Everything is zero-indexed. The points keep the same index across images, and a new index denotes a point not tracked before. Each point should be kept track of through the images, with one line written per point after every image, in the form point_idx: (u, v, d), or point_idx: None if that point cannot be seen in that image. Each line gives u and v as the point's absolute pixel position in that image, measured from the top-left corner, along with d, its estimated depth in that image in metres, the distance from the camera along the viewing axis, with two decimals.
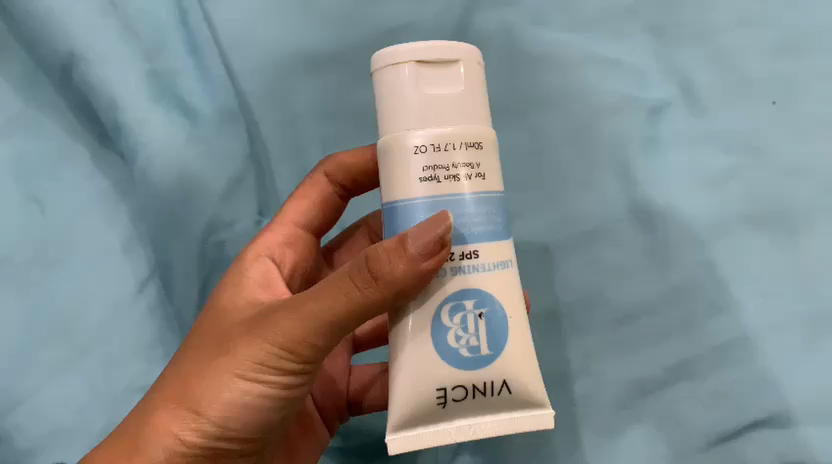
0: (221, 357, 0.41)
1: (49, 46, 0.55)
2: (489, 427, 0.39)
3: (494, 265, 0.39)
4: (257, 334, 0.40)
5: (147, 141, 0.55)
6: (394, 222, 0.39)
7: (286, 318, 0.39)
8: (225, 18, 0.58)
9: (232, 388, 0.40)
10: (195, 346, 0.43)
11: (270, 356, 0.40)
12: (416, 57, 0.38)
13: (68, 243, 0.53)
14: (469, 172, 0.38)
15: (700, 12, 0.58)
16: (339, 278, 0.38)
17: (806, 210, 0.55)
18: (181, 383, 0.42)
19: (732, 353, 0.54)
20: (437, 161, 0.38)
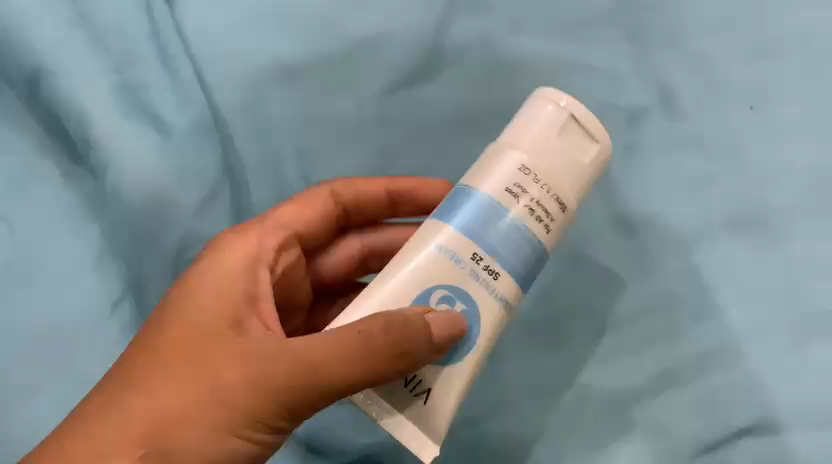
0: (204, 405, 0.40)
1: (15, 59, 0.55)
2: (402, 423, 0.44)
3: (492, 291, 0.44)
4: (265, 386, 0.41)
5: (117, 155, 0.54)
6: (455, 204, 0.44)
7: (303, 366, 0.40)
8: (197, 30, 0.57)
9: (225, 445, 0.40)
10: (177, 377, 0.41)
11: (278, 413, 0.41)
12: (572, 110, 0.45)
13: (36, 259, 0.53)
14: (533, 206, 0.44)
15: (676, 15, 0.58)
16: (375, 328, 0.41)
17: (786, 213, 0.54)
18: (161, 418, 0.40)
19: (716, 359, 0.52)
20: (524, 184, 0.44)
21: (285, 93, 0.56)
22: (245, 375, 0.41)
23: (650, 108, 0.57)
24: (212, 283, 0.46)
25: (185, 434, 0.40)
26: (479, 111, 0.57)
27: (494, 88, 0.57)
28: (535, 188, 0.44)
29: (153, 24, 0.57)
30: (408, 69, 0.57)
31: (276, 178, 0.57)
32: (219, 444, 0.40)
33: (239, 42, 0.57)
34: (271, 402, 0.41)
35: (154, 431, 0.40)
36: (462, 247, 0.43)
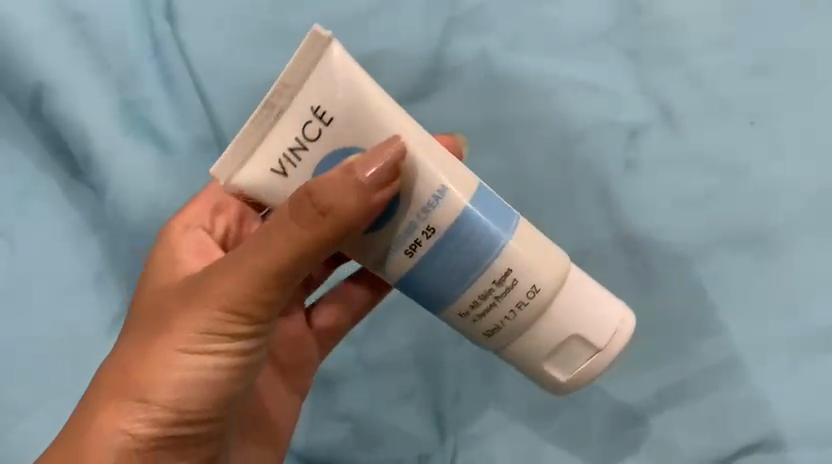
0: (156, 343, 0.41)
1: (19, 79, 0.55)
2: (255, 181, 0.39)
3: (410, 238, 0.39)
4: (196, 303, 0.41)
5: (121, 174, 0.54)
6: (491, 203, 0.40)
7: (226, 279, 0.40)
8: (197, 46, 0.56)
9: (180, 366, 0.40)
10: (131, 331, 0.43)
11: (215, 322, 0.40)
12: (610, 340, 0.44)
13: (40, 279, 0.53)
14: (494, 294, 0.40)
15: (674, 32, 0.58)
16: (283, 219, 0.38)
17: (787, 229, 0.54)
18: (123, 376, 0.41)
19: (721, 376, 0.53)
20: (520, 291, 0.41)
21: None
22: (182, 306, 0.41)
23: (651, 124, 0.57)
24: (186, 247, 0.48)
25: (148, 376, 0.41)
26: (481, 128, 0.58)
27: (494, 110, 0.58)
28: (515, 294, 0.41)
29: (154, 39, 0.56)
30: (408, 88, 0.58)
31: None
32: (183, 370, 0.40)
33: (240, 58, 0.56)
34: (213, 314, 0.40)
35: (126, 385, 0.41)
36: (447, 211, 0.39)
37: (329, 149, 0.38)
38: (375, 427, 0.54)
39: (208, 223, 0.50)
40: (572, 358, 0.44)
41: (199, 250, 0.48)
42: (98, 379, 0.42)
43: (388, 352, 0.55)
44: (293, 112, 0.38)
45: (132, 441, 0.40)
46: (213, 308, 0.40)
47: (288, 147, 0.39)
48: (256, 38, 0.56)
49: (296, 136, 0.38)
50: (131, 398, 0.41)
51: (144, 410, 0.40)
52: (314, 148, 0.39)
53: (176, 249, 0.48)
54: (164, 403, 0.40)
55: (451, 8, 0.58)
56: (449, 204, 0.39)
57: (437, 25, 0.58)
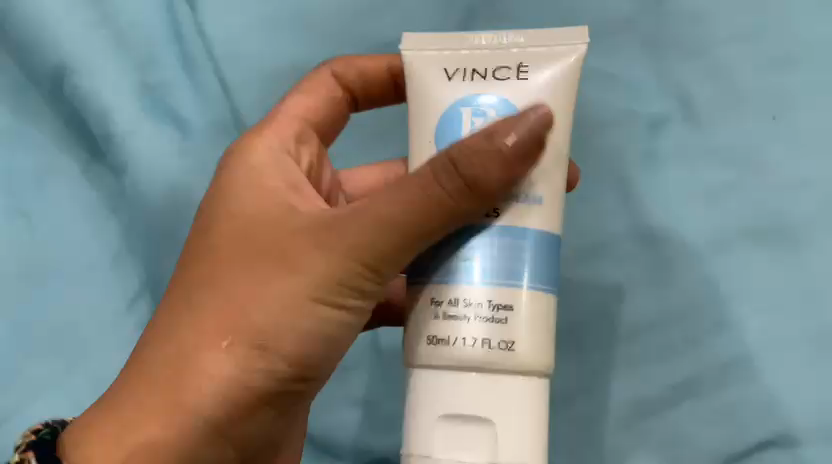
0: (272, 287, 0.38)
1: (38, 56, 0.54)
2: (423, 68, 0.39)
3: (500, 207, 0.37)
4: (328, 249, 0.37)
5: (139, 157, 0.54)
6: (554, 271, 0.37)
7: (365, 226, 0.36)
8: (218, 30, 0.56)
9: (306, 317, 0.38)
10: (235, 265, 0.39)
11: (349, 274, 0.37)
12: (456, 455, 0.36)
13: (57, 258, 0.53)
14: (469, 306, 0.36)
15: (697, 24, 0.57)
16: (435, 168, 0.35)
17: (807, 225, 0.54)
18: (236, 320, 0.38)
19: (736, 371, 0.52)
20: (492, 326, 0.36)
21: None
22: (302, 247, 0.38)
23: (671, 116, 0.57)
24: (272, 173, 0.42)
25: (251, 322, 0.38)
26: None
27: None
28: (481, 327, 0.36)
29: (173, 22, 0.56)
30: None
31: None
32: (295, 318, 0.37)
33: (259, 44, 0.56)
34: (337, 269, 0.37)
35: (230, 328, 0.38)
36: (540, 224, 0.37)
37: (499, 92, 0.38)
38: (390, 414, 0.54)
39: (293, 150, 0.45)
40: (464, 437, 0.36)
41: (289, 181, 0.42)
42: (196, 315, 0.39)
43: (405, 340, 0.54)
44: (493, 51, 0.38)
45: (243, 390, 0.38)
46: (348, 258, 0.37)
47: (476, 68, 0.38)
48: (277, 24, 0.57)
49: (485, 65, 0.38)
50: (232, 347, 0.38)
51: (261, 360, 0.38)
52: (489, 84, 0.38)
53: (261, 171, 0.42)
54: (265, 351, 0.37)
55: None
56: (537, 222, 0.37)
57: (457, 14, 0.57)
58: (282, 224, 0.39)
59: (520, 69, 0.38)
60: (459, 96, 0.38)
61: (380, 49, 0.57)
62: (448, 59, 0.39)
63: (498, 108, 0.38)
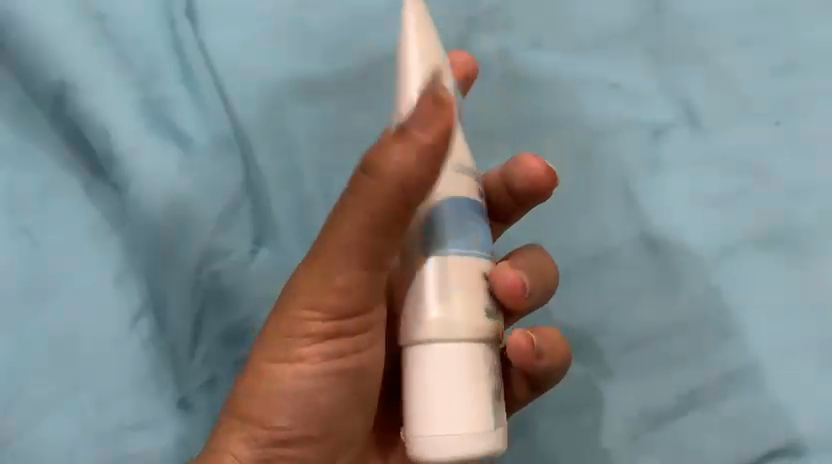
0: (273, 371, 0.45)
1: (41, 75, 0.54)
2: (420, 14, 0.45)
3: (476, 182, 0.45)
4: (299, 314, 0.43)
5: (143, 171, 0.52)
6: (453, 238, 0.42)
7: (320, 285, 0.42)
8: (221, 46, 0.57)
9: (296, 379, 0.45)
10: (258, 352, 0.45)
11: (324, 322, 0.43)
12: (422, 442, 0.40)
13: (58, 277, 0.50)
14: None
15: (696, 29, 0.59)
16: (342, 235, 0.40)
17: (808, 231, 0.54)
18: (244, 408, 0.45)
19: (746, 379, 0.52)
20: None
21: (307, 107, 0.56)
22: (295, 326, 0.44)
23: (675, 122, 0.58)
24: (342, 257, 0.41)
25: (265, 411, 0.45)
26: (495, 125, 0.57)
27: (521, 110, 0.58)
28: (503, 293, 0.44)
29: (177, 40, 0.57)
30: None
31: (296, 193, 0.55)
32: (305, 399, 0.45)
33: (265, 57, 0.57)
34: (325, 324, 0.44)
35: (241, 416, 0.45)
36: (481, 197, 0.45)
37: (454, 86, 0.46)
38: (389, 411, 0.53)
39: (343, 229, 0.40)
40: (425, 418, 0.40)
41: (324, 274, 0.42)
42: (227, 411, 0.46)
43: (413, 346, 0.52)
44: None
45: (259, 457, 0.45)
46: (319, 315, 0.43)
47: None
48: (284, 38, 0.58)
49: None
50: (251, 424, 0.45)
51: (261, 438, 0.45)
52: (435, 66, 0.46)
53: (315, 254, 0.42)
54: (272, 430, 0.45)
55: (472, 7, 0.59)
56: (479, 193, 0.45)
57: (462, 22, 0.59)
58: (282, 321, 0.44)
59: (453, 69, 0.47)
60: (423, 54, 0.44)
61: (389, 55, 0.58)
62: None
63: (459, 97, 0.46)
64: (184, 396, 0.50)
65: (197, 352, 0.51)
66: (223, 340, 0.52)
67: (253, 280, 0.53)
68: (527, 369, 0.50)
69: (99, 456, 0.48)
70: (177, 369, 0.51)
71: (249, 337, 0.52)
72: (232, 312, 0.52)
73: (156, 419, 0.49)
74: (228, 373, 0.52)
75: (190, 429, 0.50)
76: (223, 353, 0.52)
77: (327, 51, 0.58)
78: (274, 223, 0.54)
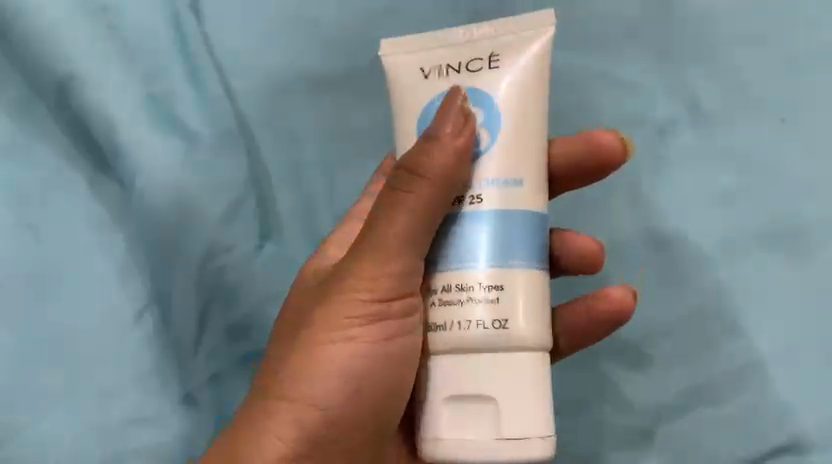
0: (312, 351, 0.43)
1: (45, 68, 0.53)
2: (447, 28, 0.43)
3: (503, 188, 0.40)
4: (345, 293, 0.43)
5: (148, 166, 0.52)
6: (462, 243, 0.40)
7: (366, 261, 0.42)
8: (224, 39, 0.57)
9: (336, 358, 0.43)
10: (295, 330, 0.45)
11: (369, 303, 0.42)
12: (438, 450, 0.39)
13: (64, 271, 0.51)
14: (483, 324, 0.39)
15: (699, 26, 0.58)
16: (390, 219, 0.41)
17: (814, 228, 0.54)
18: (275, 384, 0.44)
19: (750, 376, 0.52)
20: (482, 320, 0.39)
21: (312, 103, 0.56)
22: (336, 308, 0.43)
23: (680, 119, 0.57)
24: (393, 234, 0.41)
25: (304, 386, 0.43)
26: None
27: None
28: (487, 308, 0.40)
29: (181, 33, 0.57)
30: None
31: (300, 189, 0.55)
32: (347, 380, 0.43)
33: (269, 50, 0.57)
34: (369, 307, 0.42)
35: (283, 388, 0.43)
36: (510, 200, 0.40)
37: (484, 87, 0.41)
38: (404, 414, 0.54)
39: (390, 215, 0.41)
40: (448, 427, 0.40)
41: (371, 248, 0.42)
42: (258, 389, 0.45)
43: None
44: (517, 53, 0.42)
45: (287, 442, 0.43)
46: (359, 294, 0.42)
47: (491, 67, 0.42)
48: (288, 31, 0.57)
49: (489, 62, 0.42)
50: (273, 397, 0.43)
51: (297, 414, 0.43)
52: (465, 76, 0.42)
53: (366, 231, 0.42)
54: (313, 404, 0.43)
55: None
56: (513, 200, 0.40)
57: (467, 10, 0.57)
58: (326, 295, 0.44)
59: (492, 58, 0.42)
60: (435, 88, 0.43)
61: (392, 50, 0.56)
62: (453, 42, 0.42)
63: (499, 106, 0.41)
64: (188, 391, 0.50)
65: (202, 346, 0.51)
66: (228, 335, 0.52)
67: (258, 275, 0.53)
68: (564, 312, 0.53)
69: (103, 451, 0.48)
70: (181, 364, 0.51)
71: (254, 331, 0.52)
72: (236, 307, 0.52)
73: (160, 414, 0.49)
74: (232, 368, 0.52)
75: (195, 425, 0.50)
76: (228, 349, 0.52)
77: (332, 44, 0.57)
78: (279, 219, 0.54)
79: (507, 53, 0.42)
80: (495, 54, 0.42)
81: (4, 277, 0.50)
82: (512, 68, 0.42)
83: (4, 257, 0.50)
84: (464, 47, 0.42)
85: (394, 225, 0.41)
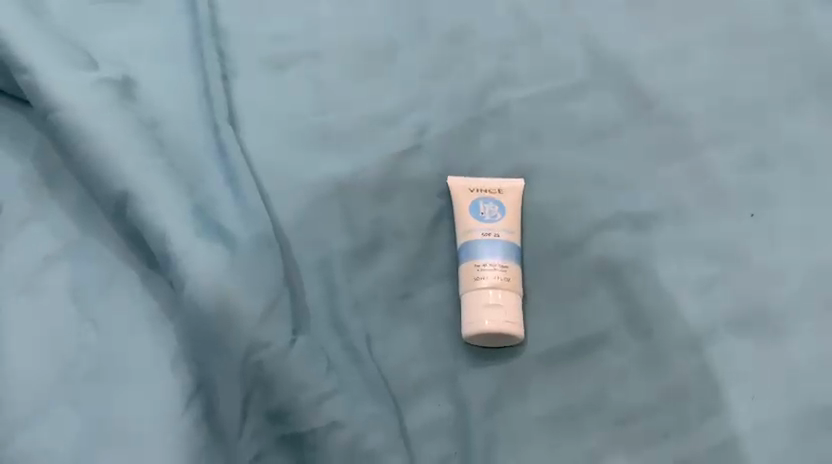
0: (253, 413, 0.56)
1: (107, 185, 0.63)
2: (465, 196, 0.66)
3: (505, 208, 0.66)
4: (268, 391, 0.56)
5: (195, 267, 0.58)
6: (504, 292, 0.60)
7: (272, 379, 0.56)
8: (261, 151, 0.68)
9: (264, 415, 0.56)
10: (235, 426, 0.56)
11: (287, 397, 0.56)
12: (468, 262, 0.63)
13: (115, 356, 0.58)
14: (491, 233, 0.64)
15: (677, 131, 0.70)
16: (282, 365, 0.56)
17: (781, 314, 0.61)
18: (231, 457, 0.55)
19: (728, 452, 0.57)
20: (494, 226, 0.64)
21: (336, 204, 0.66)
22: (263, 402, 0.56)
23: (662, 214, 0.66)
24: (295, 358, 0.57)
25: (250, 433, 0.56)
26: (508, 209, 0.66)
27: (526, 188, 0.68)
28: (494, 226, 0.64)
29: (218, 140, 0.67)
30: (439, 179, 0.68)
31: (326, 282, 0.63)
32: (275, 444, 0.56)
33: (299, 160, 0.68)
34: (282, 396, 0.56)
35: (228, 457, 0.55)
36: (510, 211, 0.66)
37: (489, 211, 0.65)
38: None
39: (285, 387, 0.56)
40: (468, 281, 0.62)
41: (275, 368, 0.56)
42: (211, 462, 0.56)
43: (435, 418, 0.59)
44: (503, 197, 0.66)
45: None
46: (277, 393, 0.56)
47: (488, 200, 0.66)
48: (324, 141, 0.69)
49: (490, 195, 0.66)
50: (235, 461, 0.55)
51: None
52: (474, 206, 0.66)
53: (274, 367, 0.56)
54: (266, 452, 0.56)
55: (478, 109, 0.71)
56: (509, 208, 0.66)
57: (472, 118, 0.71)
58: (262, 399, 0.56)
59: (491, 201, 0.66)
60: (467, 219, 0.65)
61: (409, 146, 0.69)
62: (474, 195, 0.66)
63: (500, 216, 0.65)
64: None
65: (246, 428, 0.56)
66: (268, 420, 0.56)
67: (294, 365, 0.56)
68: (560, 360, 0.61)
69: None
70: (225, 444, 0.56)
71: (290, 416, 0.56)
72: (274, 395, 0.56)
73: None
74: (272, 448, 0.56)
75: None
76: (269, 429, 0.56)
77: (361, 150, 0.69)
78: (308, 312, 0.61)
79: (493, 186, 0.67)
80: (489, 193, 0.66)
81: (71, 363, 0.58)
82: (498, 199, 0.66)
83: (70, 344, 0.59)
84: (474, 192, 0.66)
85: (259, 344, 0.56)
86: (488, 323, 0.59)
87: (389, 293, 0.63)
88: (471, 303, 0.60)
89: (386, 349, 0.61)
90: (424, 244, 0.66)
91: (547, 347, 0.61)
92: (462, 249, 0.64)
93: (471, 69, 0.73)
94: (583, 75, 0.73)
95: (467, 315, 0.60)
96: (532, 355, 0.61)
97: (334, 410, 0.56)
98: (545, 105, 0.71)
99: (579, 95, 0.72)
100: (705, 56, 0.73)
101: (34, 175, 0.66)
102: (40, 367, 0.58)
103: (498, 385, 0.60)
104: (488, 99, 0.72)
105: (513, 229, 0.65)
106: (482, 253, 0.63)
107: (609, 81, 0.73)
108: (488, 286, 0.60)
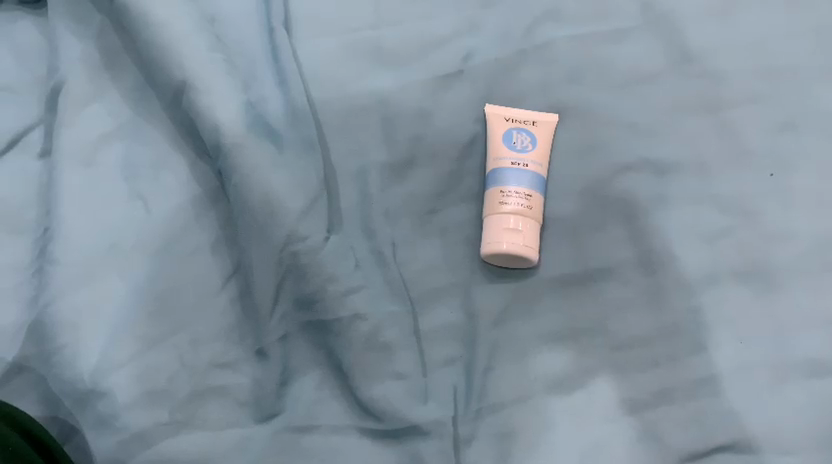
0: (285, 298, 0.62)
1: (168, 73, 0.67)
2: (499, 124, 0.69)
3: (535, 142, 0.69)
4: (300, 280, 0.61)
5: (245, 160, 0.62)
6: (523, 219, 0.64)
7: (304, 270, 0.61)
8: (308, 58, 0.71)
9: (295, 300, 0.62)
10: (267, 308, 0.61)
11: (316, 287, 0.61)
12: (493, 188, 0.66)
13: (159, 233, 0.64)
14: (518, 163, 0.67)
15: (714, 85, 0.72)
16: (314, 258, 0.61)
17: (783, 270, 0.65)
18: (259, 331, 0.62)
19: (709, 387, 0.61)
20: (523, 156, 0.67)
21: (377, 118, 0.69)
22: (294, 289, 0.62)
23: (684, 165, 0.69)
24: (330, 256, 0.62)
25: (279, 314, 0.62)
26: (541, 140, 0.69)
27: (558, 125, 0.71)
28: (524, 156, 0.68)
29: (273, 44, 0.71)
30: (476, 104, 0.71)
31: (361, 189, 0.67)
32: (300, 326, 0.62)
33: (348, 72, 0.71)
34: (313, 286, 0.61)
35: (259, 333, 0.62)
36: (539, 146, 0.69)
37: (521, 142, 0.68)
38: (425, 381, 0.61)
39: (315, 278, 0.61)
40: (490, 206, 0.65)
41: (309, 260, 0.61)
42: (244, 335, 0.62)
43: (446, 324, 0.64)
44: (535, 130, 0.69)
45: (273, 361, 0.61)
46: (307, 282, 0.61)
47: (521, 131, 0.69)
48: (372, 56, 0.72)
49: (523, 127, 0.69)
50: (264, 337, 0.61)
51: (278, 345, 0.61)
52: (507, 135, 0.69)
53: (307, 260, 0.61)
54: (291, 332, 0.62)
55: (524, 42, 0.74)
56: (540, 141, 0.69)
57: (516, 50, 0.73)
58: (293, 287, 0.62)
59: (523, 133, 0.69)
60: (499, 147, 0.68)
61: (453, 71, 0.72)
62: (509, 124, 0.69)
63: (530, 148, 0.68)
64: (261, 346, 0.61)
65: (277, 309, 0.62)
66: (296, 306, 0.62)
67: (326, 261, 0.61)
68: (570, 286, 0.65)
69: (191, 385, 0.59)
70: (258, 321, 0.62)
71: (319, 304, 0.61)
72: (306, 284, 0.61)
73: (235, 361, 0.61)
74: (298, 331, 0.62)
75: (263, 373, 0.61)
76: (297, 315, 0.62)
77: (406, 68, 0.72)
78: (341, 215, 0.66)
79: (528, 117, 0.70)
80: (523, 124, 0.69)
81: (120, 236, 0.63)
82: (531, 131, 0.69)
83: (120, 216, 0.64)
84: (508, 122, 0.69)
85: (296, 238, 0.61)
86: (506, 245, 0.63)
87: (419, 206, 0.67)
88: (490, 227, 0.64)
89: (409, 256, 0.66)
90: (456, 165, 0.69)
91: (562, 272, 0.66)
92: (491, 175, 0.67)
93: (521, 3, 0.76)
94: (630, 20, 0.75)
95: (488, 237, 0.64)
96: (542, 279, 0.66)
97: (357, 303, 0.61)
98: (589, 45, 0.74)
99: (623, 40, 0.74)
100: (752, 15, 0.75)
101: (96, 58, 0.70)
102: (90, 233, 0.63)
103: (506, 302, 0.65)
104: (534, 34, 0.74)
105: (540, 163, 0.68)
106: (509, 180, 0.66)
107: (655, 29, 0.74)
108: (509, 211, 0.64)
